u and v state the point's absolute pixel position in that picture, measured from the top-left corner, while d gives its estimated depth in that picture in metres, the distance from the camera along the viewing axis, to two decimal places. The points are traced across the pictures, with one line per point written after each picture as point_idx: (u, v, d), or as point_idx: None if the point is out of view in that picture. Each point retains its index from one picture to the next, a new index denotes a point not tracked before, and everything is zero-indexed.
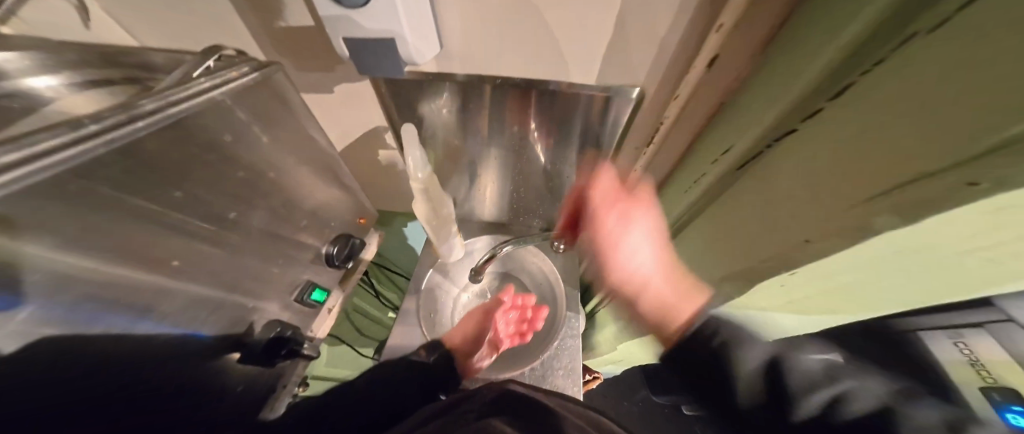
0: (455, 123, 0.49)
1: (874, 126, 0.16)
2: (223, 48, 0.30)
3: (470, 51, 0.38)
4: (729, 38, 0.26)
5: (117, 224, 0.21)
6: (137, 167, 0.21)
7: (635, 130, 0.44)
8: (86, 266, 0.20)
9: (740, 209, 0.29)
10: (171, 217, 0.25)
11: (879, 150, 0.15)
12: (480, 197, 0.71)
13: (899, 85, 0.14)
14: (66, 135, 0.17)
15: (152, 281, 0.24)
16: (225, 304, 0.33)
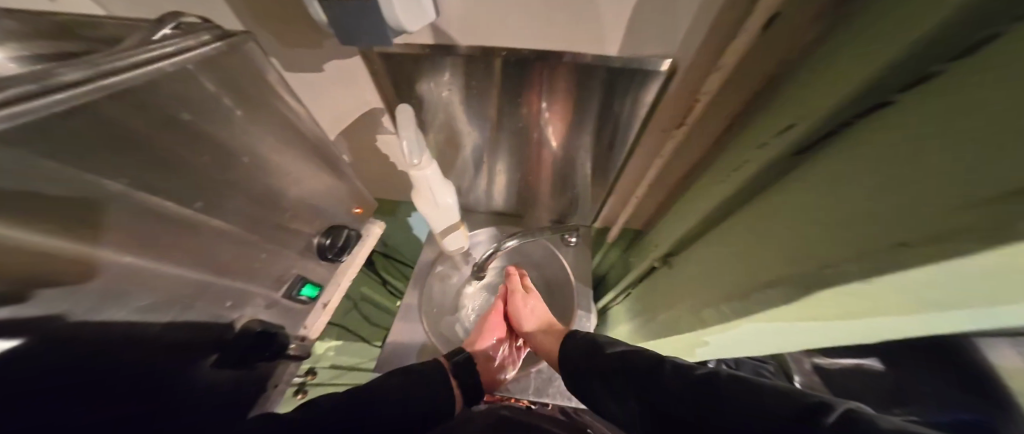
0: (458, 104, 0.45)
1: (966, 114, 0.12)
2: (185, 15, 0.27)
3: (473, 16, 0.33)
4: None
5: (71, 210, 0.18)
6: (83, 146, 0.19)
7: (662, 110, 0.38)
8: (51, 244, 0.17)
9: (788, 207, 0.24)
10: (136, 198, 0.22)
11: (971, 143, 0.11)
12: (485, 187, 0.67)
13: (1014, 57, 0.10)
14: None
15: (119, 272, 0.22)
16: (209, 298, 0.31)
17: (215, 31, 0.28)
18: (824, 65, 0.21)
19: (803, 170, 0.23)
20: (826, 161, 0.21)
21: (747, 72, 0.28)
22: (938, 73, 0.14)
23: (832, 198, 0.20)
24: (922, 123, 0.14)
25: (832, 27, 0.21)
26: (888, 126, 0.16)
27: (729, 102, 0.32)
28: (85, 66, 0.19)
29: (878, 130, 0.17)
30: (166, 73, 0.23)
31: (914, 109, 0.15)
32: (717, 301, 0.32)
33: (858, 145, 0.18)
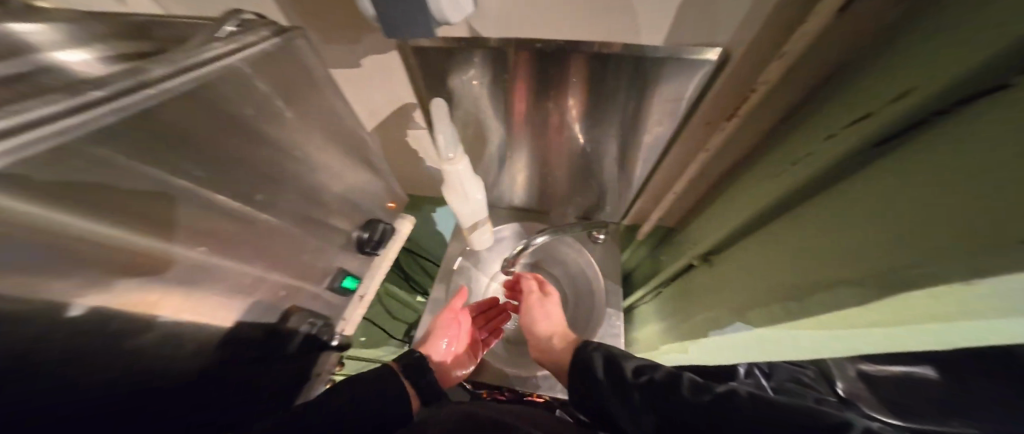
0: (489, 99, 0.44)
1: None
2: (244, 12, 0.28)
3: (508, 9, 0.32)
4: None
5: (149, 203, 0.20)
6: (157, 145, 0.20)
7: (708, 101, 0.36)
8: (128, 234, 0.19)
9: (859, 205, 0.22)
10: (205, 194, 0.24)
11: None
12: (511, 182, 0.66)
13: None
14: (58, 102, 0.15)
15: (191, 261, 0.24)
16: (260, 288, 0.33)
17: (272, 26, 0.29)
18: (909, 52, 0.19)
19: (877, 168, 0.21)
20: (903, 158, 0.19)
21: (810, 58, 0.26)
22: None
23: (914, 198, 0.18)
24: (1011, 125, 0.13)
25: (920, 10, 0.19)
26: (973, 124, 0.15)
27: (786, 90, 0.29)
28: (157, 67, 0.20)
29: (963, 129, 0.15)
30: (229, 69, 0.24)
31: (1001, 111, 0.13)
32: (769, 302, 0.31)
33: (943, 142, 0.17)
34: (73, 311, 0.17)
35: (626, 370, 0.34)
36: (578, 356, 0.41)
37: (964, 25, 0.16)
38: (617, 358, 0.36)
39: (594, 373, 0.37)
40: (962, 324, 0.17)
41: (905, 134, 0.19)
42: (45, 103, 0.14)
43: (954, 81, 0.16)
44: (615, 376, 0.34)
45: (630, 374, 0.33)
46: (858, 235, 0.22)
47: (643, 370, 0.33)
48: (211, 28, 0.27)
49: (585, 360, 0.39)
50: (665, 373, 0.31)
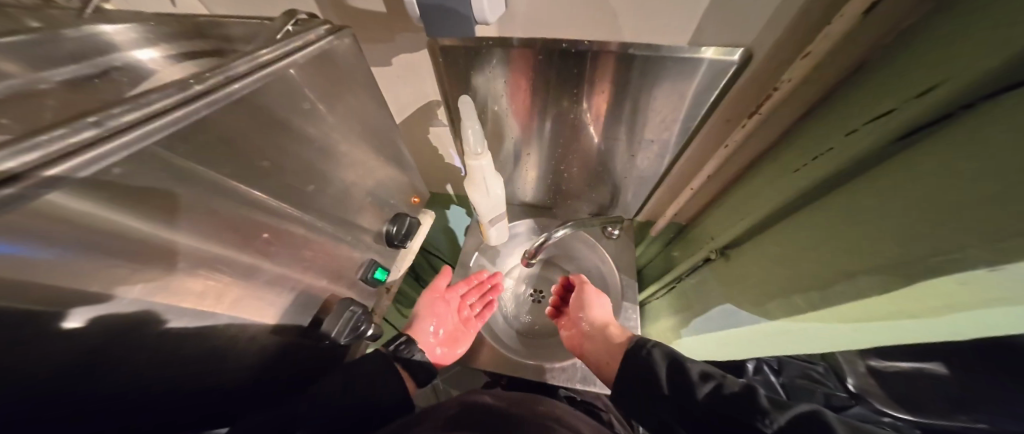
0: (512, 98, 0.46)
1: None
2: (299, 13, 0.30)
3: (535, 13, 0.34)
4: None
5: (207, 200, 0.22)
6: (218, 144, 0.22)
7: (730, 98, 0.37)
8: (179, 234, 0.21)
9: (876, 197, 0.23)
10: (253, 191, 0.26)
11: None
12: (527, 179, 0.68)
13: None
14: (181, 94, 0.19)
15: (236, 254, 0.26)
16: (302, 275, 0.35)
17: (323, 26, 0.31)
18: (935, 48, 0.20)
19: (897, 161, 0.22)
20: (924, 151, 0.20)
21: (836, 57, 0.27)
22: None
23: (931, 191, 0.19)
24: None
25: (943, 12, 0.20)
26: (997, 118, 0.16)
27: (810, 87, 0.30)
28: (223, 71, 0.22)
29: (987, 120, 0.16)
30: (281, 71, 0.26)
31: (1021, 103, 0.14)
32: (789, 291, 0.32)
33: (961, 138, 0.18)
34: (68, 325, 0.16)
35: (692, 372, 0.35)
36: (634, 349, 0.42)
37: (987, 25, 0.17)
38: (681, 359, 0.37)
39: (656, 368, 0.38)
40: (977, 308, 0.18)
41: (926, 129, 0.20)
42: (173, 94, 0.18)
43: (977, 77, 0.17)
44: (679, 377, 0.35)
45: (696, 377, 0.35)
46: (872, 226, 0.23)
47: (712, 375, 0.34)
48: (270, 28, 0.29)
49: (649, 354, 0.40)
50: (739, 387, 0.31)
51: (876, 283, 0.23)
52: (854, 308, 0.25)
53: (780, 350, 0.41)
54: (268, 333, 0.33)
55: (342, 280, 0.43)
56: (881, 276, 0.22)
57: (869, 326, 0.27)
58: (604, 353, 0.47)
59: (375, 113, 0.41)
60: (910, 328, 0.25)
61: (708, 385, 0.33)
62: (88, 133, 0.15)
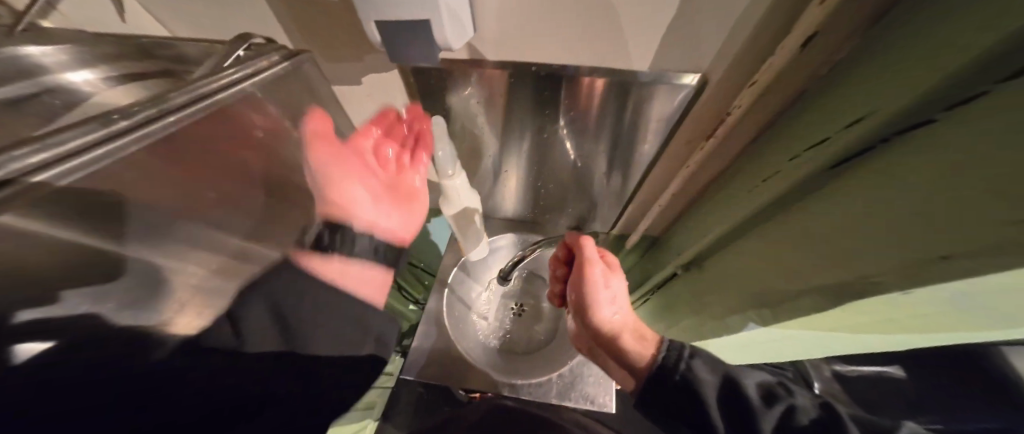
0: (487, 116, 0.47)
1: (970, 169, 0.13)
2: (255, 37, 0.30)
3: (505, 40, 0.34)
4: (825, 22, 0.21)
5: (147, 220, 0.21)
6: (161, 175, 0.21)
7: (691, 118, 0.39)
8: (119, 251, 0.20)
9: (817, 217, 0.25)
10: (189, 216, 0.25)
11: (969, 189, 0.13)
12: (505, 193, 0.69)
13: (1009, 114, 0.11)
14: (97, 130, 0.16)
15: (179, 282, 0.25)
16: (262, 302, 0.33)
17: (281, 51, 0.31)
18: (866, 82, 0.21)
19: (836, 186, 0.24)
20: (856, 178, 0.22)
21: (781, 87, 0.28)
22: (954, 112, 0.15)
23: (856, 219, 0.21)
24: (949, 156, 0.15)
25: (863, 53, 0.22)
26: (915, 154, 0.17)
27: (762, 113, 0.31)
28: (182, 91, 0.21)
29: (909, 153, 0.18)
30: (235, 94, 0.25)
31: (940, 140, 0.15)
32: (747, 305, 0.34)
33: (884, 169, 0.19)
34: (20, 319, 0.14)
35: (751, 395, 0.33)
36: (664, 369, 0.36)
37: (901, 66, 0.18)
38: (732, 374, 0.34)
39: (706, 390, 0.34)
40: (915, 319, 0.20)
41: (858, 158, 0.22)
42: (88, 133, 0.15)
43: (901, 112, 0.18)
44: (737, 403, 0.33)
45: (757, 399, 0.32)
46: (811, 249, 0.25)
47: (776, 395, 0.32)
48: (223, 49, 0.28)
49: (689, 371, 0.35)
50: (815, 410, 0.31)
51: (819, 302, 0.24)
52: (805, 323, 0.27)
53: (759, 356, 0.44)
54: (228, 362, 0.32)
55: None
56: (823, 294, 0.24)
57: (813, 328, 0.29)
58: (623, 364, 0.43)
59: None
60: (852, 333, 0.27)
61: (779, 409, 0.31)
62: (25, 161, 0.12)
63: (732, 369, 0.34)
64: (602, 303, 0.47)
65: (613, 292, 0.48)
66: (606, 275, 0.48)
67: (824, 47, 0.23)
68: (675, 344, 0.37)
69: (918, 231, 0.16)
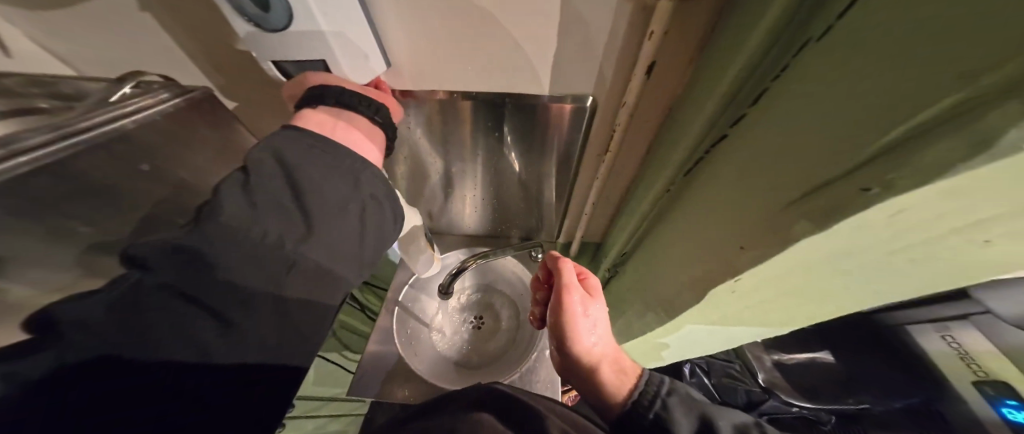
0: (422, 138, 0.50)
1: (805, 126, 0.18)
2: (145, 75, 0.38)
3: (422, 70, 0.38)
4: (658, 49, 0.28)
5: None
6: None
7: (591, 137, 0.44)
8: None
9: (694, 208, 0.31)
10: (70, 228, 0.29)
11: (809, 149, 0.17)
12: (456, 211, 0.72)
13: (833, 72, 0.16)
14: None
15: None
16: None
17: (170, 87, 0.40)
18: (697, 93, 0.29)
19: (698, 177, 0.31)
20: (713, 162, 0.28)
21: (648, 103, 0.35)
22: (756, 105, 0.23)
23: (719, 203, 0.26)
24: (778, 129, 0.20)
25: (696, 73, 0.29)
26: (748, 136, 0.23)
27: (643, 127, 0.39)
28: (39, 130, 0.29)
29: (735, 144, 0.25)
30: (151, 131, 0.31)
31: (753, 128, 0.23)
32: (657, 301, 0.37)
33: (731, 152, 0.25)
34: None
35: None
36: (641, 407, 0.36)
37: (708, 84, 0.27)
38: (708, 415, 0.33)
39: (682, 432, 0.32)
40: (760, 288, 0.25)
41: (706, 156, 0.30)
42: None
43: (723, 115, 0.26)
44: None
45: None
46: (692, 238, 0.30)
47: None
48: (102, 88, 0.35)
49: (665, 411, 0.34)
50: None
51: (697, 291, 0.28)
52: (700, 312, 0.30)
53: (689, 346, 0.48)
54: None
55: None
56: (699, 283, 0.28)
57: (722, 314, 0.33)
58: (598, 396, 0.42)
59: None
60: (748, 312, 0.31)
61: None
62: None
63: (708, 410, 0.34)
64: (580, 330, 0.43)
65: (592, 317, 0.44)
66: (586, 299, 0.44)
67: (664, 67, 0.30)
68: (654, 380, 0.38)
69: (754, 209, 0.21)
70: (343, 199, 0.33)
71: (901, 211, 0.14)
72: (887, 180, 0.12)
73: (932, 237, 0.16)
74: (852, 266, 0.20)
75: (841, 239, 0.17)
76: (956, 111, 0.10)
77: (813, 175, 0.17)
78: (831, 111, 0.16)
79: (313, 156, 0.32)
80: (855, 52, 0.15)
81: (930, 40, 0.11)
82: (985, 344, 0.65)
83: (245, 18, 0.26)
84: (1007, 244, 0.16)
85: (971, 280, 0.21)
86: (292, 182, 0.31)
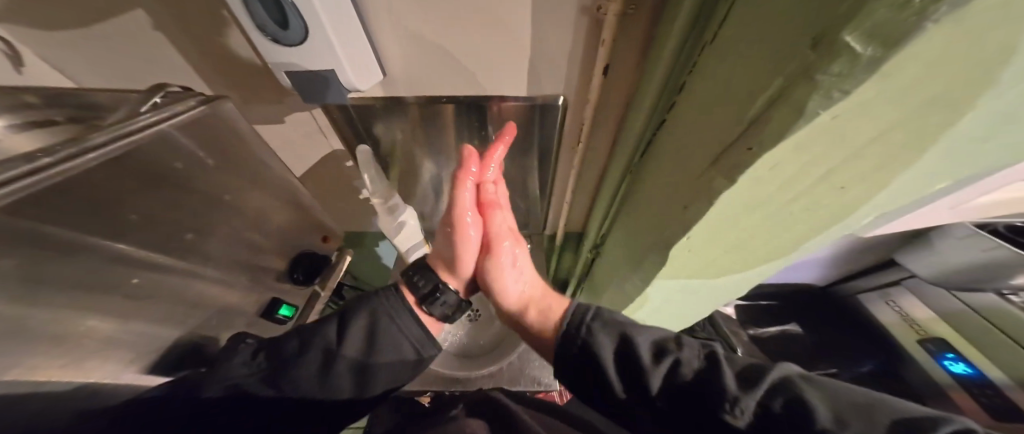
0: (413, 141, 0.54)
1: (707, 109, 0.24)
2: (170, 85, 0.36)
3: (414, 80, 0.43)
4: (610, 54, 0.35)
5: (56, 243, 0.25)
6: (56, 204, 0.25)
7: (564, 134, 0.49)
8: (65, 282, 0.27)
9: (647, 186, 0.37)
10: (151, 266, 0.34)
11: (712, 125, 0.23)
12: (447, 212, 0.75)
13: (719, 68, 0.22)
14: (18, 171, 0.21)
15: (86, 300, 0.28)
16: (159, 329, 0.35)
17: (197, 97, 0.37)
18: (642, 90, 0.35)
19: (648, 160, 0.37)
20: (656, 145, 0.34)
21: (608, 100, 0.41)
22: (680, 94, 0.29)
23: (664, 178, 0.32)
24: (694, 111, 0.26)
25: (640, 71, 0.36)
26: (677, 122, 0.30)
27: (608, 120, 0.45)
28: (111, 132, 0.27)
29: (669, 127, 0.31)
30: (166, 136, 0.33)
31: (680, 112, 0.29)
32: (632, 272, 0.42)
33: (667, 136, 0.32)
34: None
35: (645, 357, 0.28)
36: (568, 333, 0.32)
37: (647, 81, 0.33)
38: (628, 333, 0.30)
39: (602, 360, 0.29)
40: (704, 244, 0.31)
41: (652, 139, 0.36)
42: (7, 172, 0.20)
43: (660, 104, 0.33)
44: (630, 366, 0.28)
45: (647, 357, 0.28)
46: (649, 212, 0.36)
47: (665, 349, 0.28)
48: (139, 98, 0.34)
49: (590, 336, 0.30)
50: (699, 360, 0.27)
51: (659, 253, 0.33)
52: (664, 274, 0.35)
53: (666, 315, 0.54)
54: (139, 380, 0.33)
55: (226, 319, 0.43)
56: (660, 247, 0.33)
57: (685, 277, 0.38)
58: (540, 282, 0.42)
59: (262, 157, 0.46)
60: (703, 270, 0.37)
61: (666, 364, 0.27)
62: None
63: (628, 329, 0.30)
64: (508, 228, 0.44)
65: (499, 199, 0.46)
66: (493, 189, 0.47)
67: (616, 70, 0.37)
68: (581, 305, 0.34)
69: (686, 179, 0.27)
70: (406, 345, 0.35)
71: (776, 165, 0.19)
72: (759, 142, 0.18)
73: (809, 186, 0.22)
74: (763, 217, 0.26)
75: (751, 192, 0.22)
76: (786, 88, 0.16)
77: (720, 141, 0.22)
78: (722, 93, 0.22)
79: (394, 311, 0.36)
80: (728, 50, 0.21)
81: (763, 43, 0.18)
82: (925, 311, 0.72)
83: (266, 35, 0.30)
84: (856, 188, 0.22)
85: (848, 221, 0.28)
86: (374, 324, 0.35)
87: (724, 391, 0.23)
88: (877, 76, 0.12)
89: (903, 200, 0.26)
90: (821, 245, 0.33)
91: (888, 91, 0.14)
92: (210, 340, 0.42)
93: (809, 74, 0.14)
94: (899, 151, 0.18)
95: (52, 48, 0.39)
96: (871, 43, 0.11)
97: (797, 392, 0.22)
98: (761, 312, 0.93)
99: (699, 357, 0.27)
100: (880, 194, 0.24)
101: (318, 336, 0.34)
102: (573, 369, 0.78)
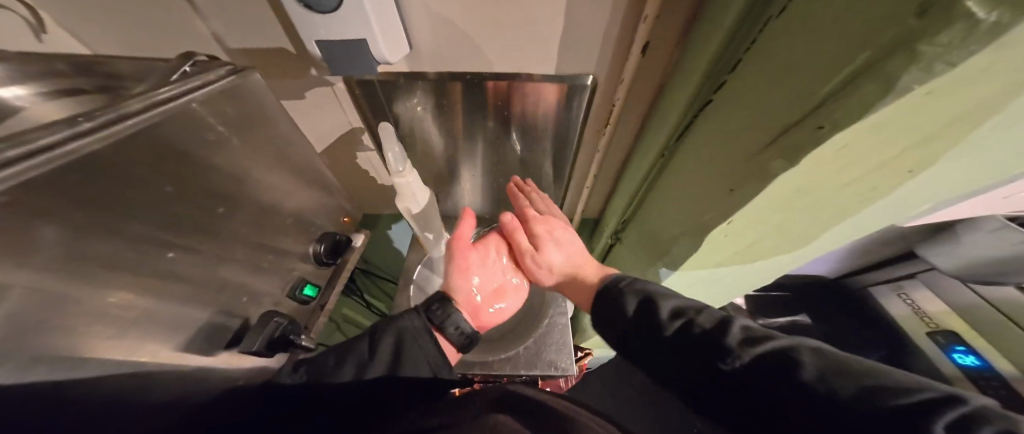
0: (433, 120, 0.53)
1: (768, 86, 0.22)
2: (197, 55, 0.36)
3: (440, 54, 0.41)
4: (652, 29, 0.33)
5: (94, 213, 0.25)
6: (91, 172, 0.24)
7: (591, 115, 0.48)
8: (108, 254, 0.26)
9: (682, 171, 0.35)
10: (187, 241, 0.34)
11: (772, 102, 0.22)
12: (462, 195, 0.74)
13: (788, 40, 0.21)
14: (67, 132, 0.23)
15: (127, 273, 0.28)
16: (194, 304, 0.35)
17: (223, 67, 0.37)
18: (685, 67, 0.33)
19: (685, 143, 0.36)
20: (698, 127, 0.33)
21: (644, 78, 0.39)
22: (732, 73, 0.27)
23: (705, 161, 0.31)
24: (750, 89, 0.25)
25: (683, 47, 0.34)
26: (727, 101, 0.28)
27: (639, 101, 0.43)
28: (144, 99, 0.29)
29: (715, 108, 0.30)
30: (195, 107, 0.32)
31: (732, 90, 0.27)
32: (658, 257, 0.42)
33: (712, 117, 0.30)
34: None
35: (662, 314, 0.30)
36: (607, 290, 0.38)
37: (693, 58, 0.31)
38: (652, 295, 0.33)
39: (626, 311, 0.34)
40: (745, 229, 0.30)
41: (692, 121, 0.34)
42: (56, 132, 0.22)
43: (705, 82, 0.31)
44: (647, 317, 0.31)
45: (665, 313, 0.30)
46: (683, 196, 0.35)
47: (681, 311, 0.29)
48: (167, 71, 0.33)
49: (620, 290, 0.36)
50: (712, 321, 0.27)
51: (694, 237, 0.33)
52: (695, 259, 0.35)
53: None
54: (179, 353, 0.34)
55: (254, 297, 0.44)
56: (696, 231, 0.32)
57: (714, 262, 0.38)
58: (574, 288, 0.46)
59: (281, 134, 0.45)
60: (734, 256, 0.37)
61: (680, 320, 0.29)
62: None
63: (653, 292, 0.33)
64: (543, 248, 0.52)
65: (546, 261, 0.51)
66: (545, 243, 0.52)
67: (656, 47, 0.35)
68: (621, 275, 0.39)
69: (733, 163, 0.26)
70: (425, 366, 0.38)
71: (846, 145, 0.18)
72: (832, 119, 0.17)
73: (874, 168, 0.21)
74: (813, 201, 0.25)
75: (813, 174, 0.21)
76: (874, 61, 0.15)
77: (780, 121, 0.21)
78: (791, 68, 0.20)
79: (416, 332, 0.39)
80: (802, 19, 0.20)
81: (849, 10, 0.16)
82: (938, 304, 0.73)
83: (299, 3, 0.29)
84: (926, 172, 0.21)
85: (901, 207, 0.27)
86: (399, 342, 0.38)
87: (725, 345, 0.24)
88: (993, 45, 0.11)
89: (971, 183, 0.25)
90: (865, 232, 0.32)
91: (999, 63, 0.12)
92: (240, 317, 0.42)
93: (909, 43, 0.13)
94: (990, 131, 0.17)
95: (67, 13, 0.37)
96: (997, 7, 0.10)
97: (808, 356, 0.21)
98: (768, 301, 0.95)
99: (716, 319, 0.27)
100: (946, 178, 0.23)
101: (353, 351, 0.38)
102: (586, 353, 0.80)
